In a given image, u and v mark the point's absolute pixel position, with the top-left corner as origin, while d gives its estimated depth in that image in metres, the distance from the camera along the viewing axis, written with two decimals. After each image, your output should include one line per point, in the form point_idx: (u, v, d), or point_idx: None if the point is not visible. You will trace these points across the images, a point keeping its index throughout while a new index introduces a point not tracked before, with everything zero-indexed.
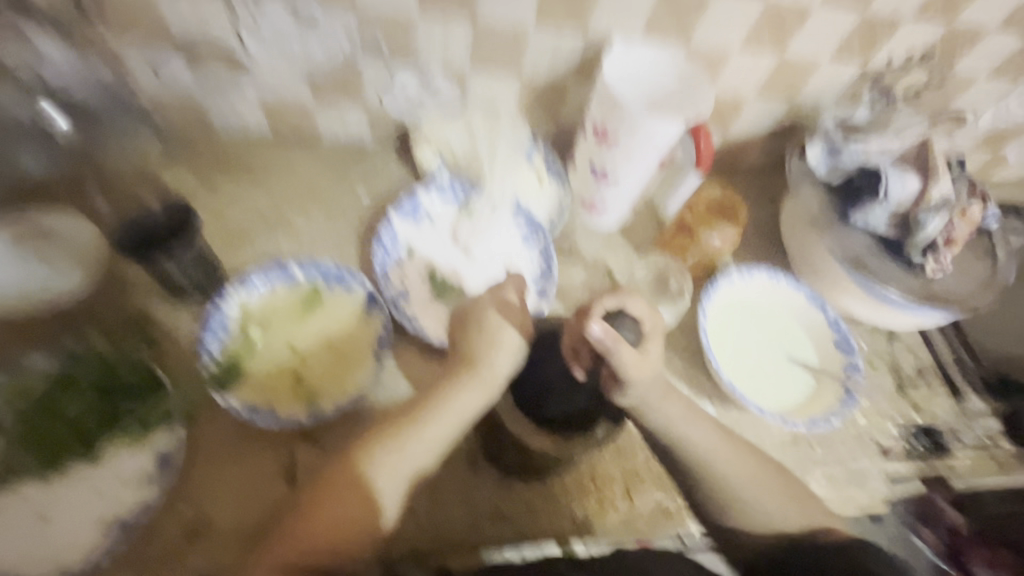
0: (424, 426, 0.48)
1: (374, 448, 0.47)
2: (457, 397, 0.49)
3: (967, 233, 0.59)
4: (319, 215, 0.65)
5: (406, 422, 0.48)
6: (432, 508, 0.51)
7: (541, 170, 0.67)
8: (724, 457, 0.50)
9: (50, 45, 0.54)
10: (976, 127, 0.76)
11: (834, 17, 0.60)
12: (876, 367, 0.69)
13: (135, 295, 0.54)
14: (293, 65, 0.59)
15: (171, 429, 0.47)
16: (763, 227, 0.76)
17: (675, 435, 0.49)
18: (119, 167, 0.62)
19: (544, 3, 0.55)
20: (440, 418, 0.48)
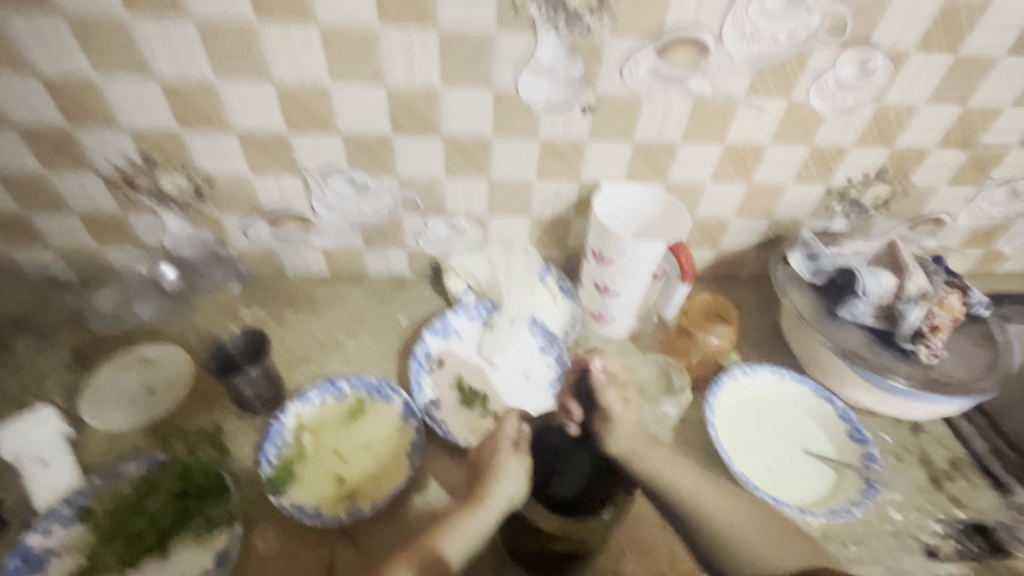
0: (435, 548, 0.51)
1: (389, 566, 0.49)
2: (473, 522, 0.52)
3: (951, 320, 0.64)
4: (365, 337, 0.76)
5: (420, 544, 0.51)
6: None
7: (555, 290, 0.78)
8: (709, 496, 0.54)
9: (172, 221, 0.72)
10: (957, 226, 0.83)
11: (787, 151, 0.72)
12: (905, 459, 0.68)
13: (214, 411, 0.65)
14: (348, 221, 0.74)
15: (231, 529, 0.54)
16: (766, 327, 0.82)
17: (641, 467, 0.55)
18: (210, 309, 0.77)
19: (542, 162, 0.70)
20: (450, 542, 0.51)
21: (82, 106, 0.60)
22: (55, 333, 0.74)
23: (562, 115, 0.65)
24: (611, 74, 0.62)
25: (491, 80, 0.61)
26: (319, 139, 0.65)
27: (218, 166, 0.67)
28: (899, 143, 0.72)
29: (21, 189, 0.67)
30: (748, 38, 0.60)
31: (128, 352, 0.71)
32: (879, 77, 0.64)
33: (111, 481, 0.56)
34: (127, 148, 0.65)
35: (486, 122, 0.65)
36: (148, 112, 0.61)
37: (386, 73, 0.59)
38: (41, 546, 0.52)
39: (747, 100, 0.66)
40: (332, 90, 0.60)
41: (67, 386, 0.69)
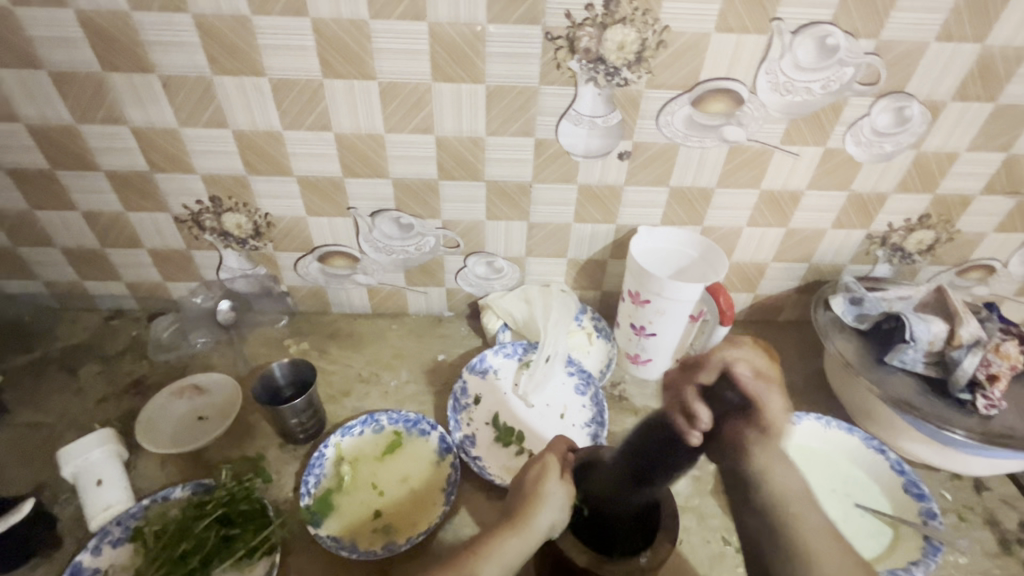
0: (470, 571, 0.46)
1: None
2: (501, 546, 0.48)
3: (1010, 369, 0.61)
4: (403, 372, 0.78)
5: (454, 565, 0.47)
6: None
7: (590, 330, 0.79)
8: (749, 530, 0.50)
9: (231, 257, 0.78)
10: (1010, 273, 0.80)
11: (825, 196, 0.72)
12: (968, 519, 0.64)
13: (259, 441, 0.68)
14: (392, 259, 0.78)
15: (270, 557, 0.56)
16: (808, 374, 0.80)
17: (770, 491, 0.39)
18: (259, 343, 0.82)
19: (579, 206, 0.72)
20: (484, 566, 0.47)
21: (164, 152, 0.67)
22: (118, 361, 0.78)
23: (600, 161, 0.68)
24: (647, 122, 0.65)
25: (532, 129, 0.65)
26: (371, 183, 0.70)
27: (277, 207, 0.72)
28: (941, 189, 0.71)
29: (103, 226, 0.74)
30: (781, 89, 0.62)
31: (182, 380, 0.74)
32: (916, 124, 0.65)
33: (158, 504, 0.59)
34: (198, 190, 0.71)
35: (527, 167, 0.68)
36: (221, 158, 0.67)
37: (436, 122, 0.64)
38: (90, 566, 0.55)
39: (782, 146, 0.67)
40: (386, 138, 0.65)
41: (125, 410, 0.72)
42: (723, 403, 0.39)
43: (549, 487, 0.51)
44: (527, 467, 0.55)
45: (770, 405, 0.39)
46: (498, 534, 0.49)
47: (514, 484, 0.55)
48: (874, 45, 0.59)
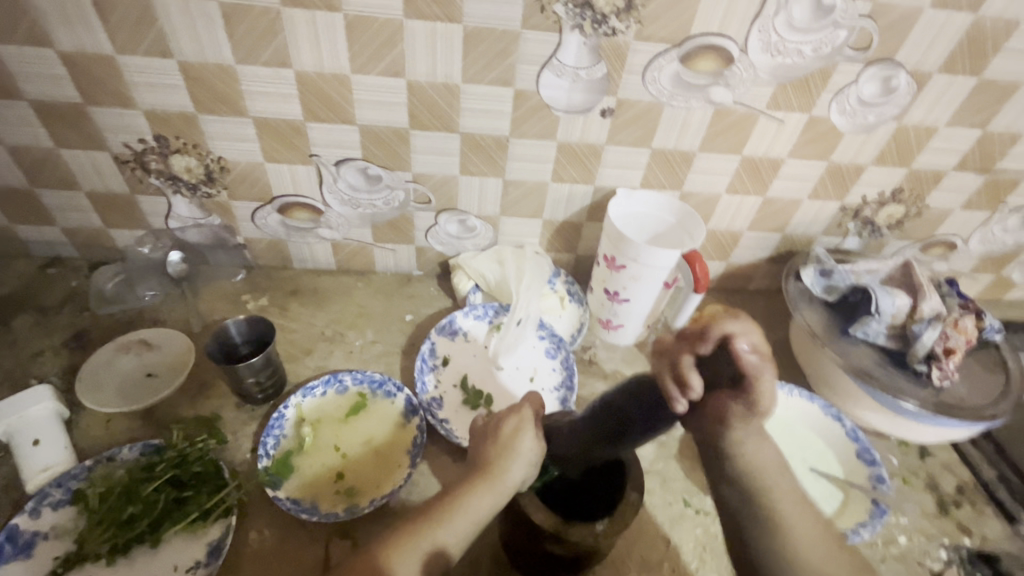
0: (440, 527, 0.47)
1: (391, 550, 0.46)
2: (471, 499, 0.49)
3: (965, 342, 0.63)
4: (369, 332, 0.75)
5: (425, 521, 0.48)
6: None
7: (563, 294, 0.77)
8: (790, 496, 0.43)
9: (181, 204, 0.72)
10: (968, 250, 0.82)
11: (805, 166, 0.71)
12: (910, 482, 0.67)
13: (215, 399, 0.65)
14: (359, 214, 0.74)
15: (226, 519, 0.54)
16: (773, 343, 0.81)
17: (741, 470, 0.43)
18: (215, 297, 0.77)
19: (557, 164, 0.69)
20: (455, 521, 0.48)
21: (99, 84, 0.60)
22: (56, 314, 0.73)
23: (581, 117, 0.65)
24: (633, 78, 0.61)
25: (511, 78, 0.61)
26: (335, 129, 0.64)
27: (232, 151, 0.66)
28: (916, 164, 0.71)
29: (31, 164, 0.66)
30: (772, 49, 0.60)
31: (128, 335, 0.70)
32: (901, 96, 0.64)
33: (103, 466, 0.56)
34: (141, 129, 0.64)
35: (505, 120, 0.64)
36: (166, 93, 0.61)
37: (407, 66, 0.59)
38: (29, 529, 0.52)
39: (767, 111, 0.65)
40: (351, 79, 0.60)
41: (65, 367, 0.68)
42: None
43: (522, 443, 0.50)
44: (503, 417, 0.54)
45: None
46: (468, 486, 0.49)
47: (481, 434, 0.54)
48: (869, 8, 0.57)
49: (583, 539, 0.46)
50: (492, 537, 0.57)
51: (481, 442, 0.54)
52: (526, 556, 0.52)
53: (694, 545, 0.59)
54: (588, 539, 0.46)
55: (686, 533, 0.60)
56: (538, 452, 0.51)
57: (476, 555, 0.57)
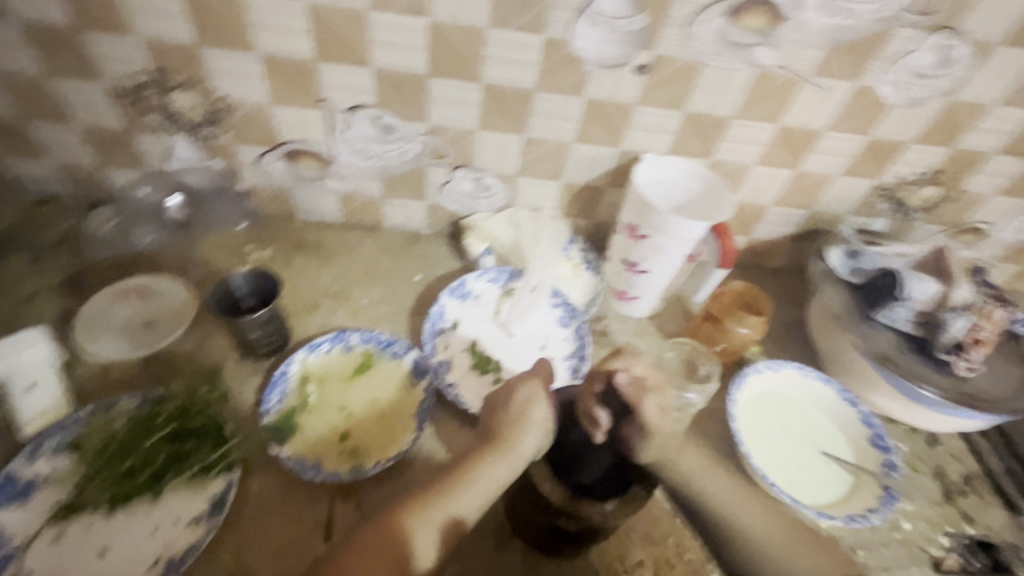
0: (454, 497, 0.46)
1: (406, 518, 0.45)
2: (484, 467, 0.48)
3: (994, 334, 0.61)
4: (376, 291, 0.73)
5: (439, 491, 0.47)
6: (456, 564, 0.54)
7: (577, 261, 0.75)
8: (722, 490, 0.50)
9: (181, 145, 0.67)
10: (999, 239, 0.79)
11: (843, 140, 0.67)
12: (918, 469, 0.67)
13: (216, 352, 0.63)
14: (369, 165, 0.70)
15: (227, 475, 0.53)
16: (789, 323, 0.79)
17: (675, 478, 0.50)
18: (216, 246, 0.74)
19: (583, 124, 0.65)
20: (468, 492, 0.47)
21: (94, 7, 0.55)
22: (50, 254, 0.70)
23: (613, 74, 0.60)
24: (674, 32, 0.57)
25: (542, 25, 0.56)
26: (348, 72, 0.60)
27: (237, 89, 0.62)
28: (960, 144, 0.67)
29: (21, 93, 0.62)
30: (827, 8, 0.55)
31: (125, 281, 0.67)
32: (957, 68, 0.60)
33: (102, 414, 0.54)
34: (138, 60, 0.59)
35: (531, 72, 0.60)
36: (166, 21, 0.56)
37: (430, 4, 0.54)
38: (26, 475, 0.50)
39: (812, 78, 0.61)
40: (368, 17, 0.55)
41: (60, 310, 0.65)
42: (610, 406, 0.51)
43: (533, 415, 0.49)
44: (513, 387, 0.53)
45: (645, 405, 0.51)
46: (480, 454, 0.49)
47: (493, 402, 0.53)
48: None
49: (590, 516, 0.44)
50: (497, 505, 0.57)
51: (493, 410, 0.53)
52: (531, 526, 0.51)
53: None
54: (595, 518, 0.44)
55: None
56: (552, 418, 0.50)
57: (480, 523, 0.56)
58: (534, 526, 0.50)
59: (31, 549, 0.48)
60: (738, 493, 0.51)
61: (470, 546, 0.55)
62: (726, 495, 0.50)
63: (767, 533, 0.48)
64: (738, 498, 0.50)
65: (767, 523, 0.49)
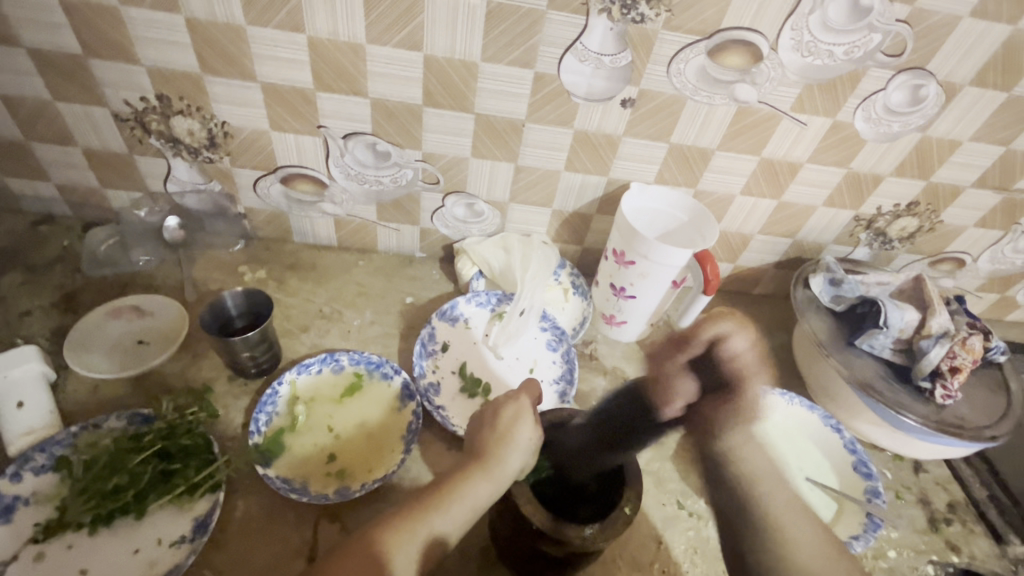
0: (439, 513, 0.47)
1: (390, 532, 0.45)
2: (469, 486, 0.48)
3: (972, 362, 0.62)
4: (367, 312, 0.74)
5: (422, 508, 0.47)
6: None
7: (568, 286, 0.77)
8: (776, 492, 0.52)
9: (181, 168, 0.69)
10: (977, 269, 0.81)
11: (823, 172, 0.70)
12: (902, 496, 0.67)
13: (207, 371, 0.64)
14: (364, 190, 0.71)
15: (213, 494, 0.53)
16: (775, 348, 0.81)
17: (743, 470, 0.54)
18: (211, 266, 0.75)
19: (572, 153, 0.67)
20: (453, 509, 0.47)
21: (102, 36, 0.57)
22: (46, 272, 0.71)
23: (600, 106, 0.63)
24: (658, 69, 0.59)
25: (532, 60, 0.58)
26: (346, 101, 0.62)
27: (238, 116, 0.64)
28: (935, 178, 0.70)
29: (27, 116, 0.64)
30: (803, 49, 0.58)
31: (120, 300, 0.68)
32: (929, 106, 0.62)
33: (90, 432, 0.55)
34: (143, 86, 0.61)
35: (522, 103, 0.62)
36: (171, 50, 0.58)
37: (426, 39, 0.57)
38: (10, 493, 0.50)
39: (791, 113, 0.63)
40: (366, 50, 0.57)
41: (53, 327, 0.66)
42: (691, 383, 0.57)
43: (519, 432, 0.50)
44: (501, 404, 0.53)
45: (683, 384, 0.57)
46: (464, 473, 0.49)
47: (479, 421, 0.53)
48: (906, 13, 0.55)
49: (570, 538, 0.44)
50: (482, 528, 0.57)
51: (479, 430, 0.53)
52: (515, 550, 0.51)
53: (685, 547, 0.59)
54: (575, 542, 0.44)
55: (678, 535, 0.59)
56: (536, 436, 0.50)
57: (465, 546, 0.56)
58: (521, 552, 0.50)
59: (9, 569, 0.47)
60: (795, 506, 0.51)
61: (454, 570, 0.54)
62: (781, 502, 0.51)
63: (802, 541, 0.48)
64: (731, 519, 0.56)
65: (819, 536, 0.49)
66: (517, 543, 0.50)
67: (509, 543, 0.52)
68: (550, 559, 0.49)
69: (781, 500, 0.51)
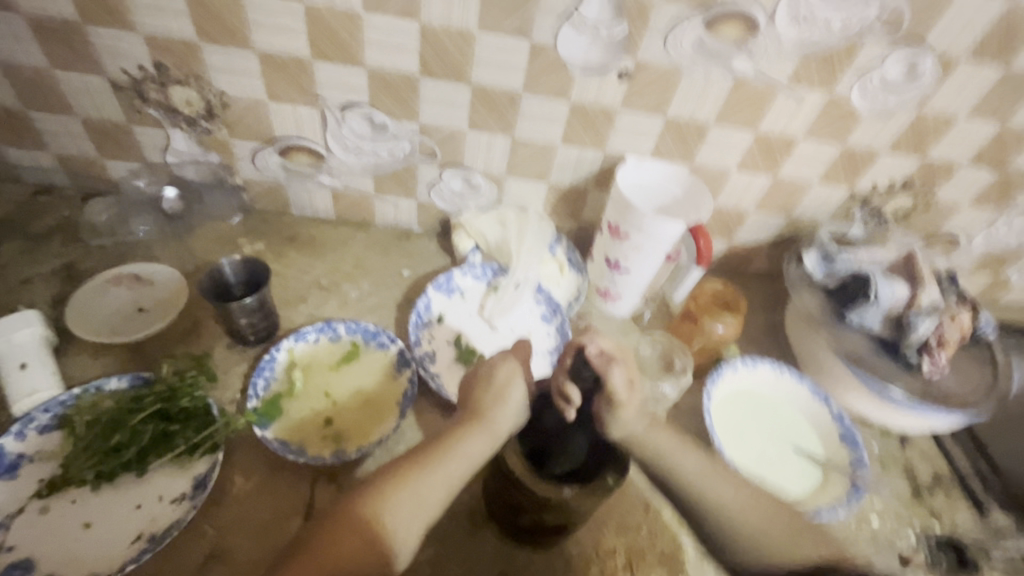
0: (439, 467, 0.48)
1: (390, 491, 0.46)
2: (467, 441, 0.50)
3: (960, 336, 0.64)
4: (364, 284, 0.75)
5: (422, 463, 0.49)
6: (438, 551, 0.55)
7: (563, 261, 0.76)
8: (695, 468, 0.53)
9: (179, 138, 0.70)
10: (972, 249, 0.81)
11: (819, 148, 0.70)
12: (886, 468, 0.68)
13: (207, 339, 0.65)
14: (361, 162, 0.72)
15: (212, 455, 0.54)
16: (767, 324, 0.82)
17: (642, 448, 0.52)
18: (209, 237, 0.76)
19: (569, 126, 0.67)
20: (453, 463, 0.49)
21: (99, 2, 0.57)
22: (46, 240, 0.72)
23: (597, 79, 0.63)
24: (654, 40, 0.59)
25: (529, 30, 0.58)
26: (343, 71, 0.62)
27: (234, 86, 0.64)
28: (930, 155, 0.70)
29: (25, 83, 0.64)
30: (800, 21, 0.58)
31: (120, 268, 0.68)
32: (925, 81, 0.62)
33: (91, 394, 0.56)
34: (140, 54, 0.61)
35: (518, 75, 0.62)
36: (167, 17, 0.58)
37: (421, 8, 0.57)
38: (14, 450, 0.52)
39: (788, 87, 0.63)
40: (363, 19, 0.57)
41: (54, 294, 0.67)
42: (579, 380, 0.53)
43: (511, 391, 0.52)
44: (495, 364, 0.55)
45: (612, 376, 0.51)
46: (462, 430, 0.51)
47: (473, 381, 0.55)
48: None
49: (548, 495, 0.45)
50: (474, 492, 0.58)
51: (472, 390, 0.54)
52: (506, 515, 0.53)
53: (672, 512, 0.60)
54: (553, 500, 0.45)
55: (667, 500, 0.61)
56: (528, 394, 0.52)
57: (457, 509, 0.57)
58: (512, 516, 0.52)
59: (16, 524, 0.49)
60: (716, 474, 0.53)
61: (445, 531, 0.56)
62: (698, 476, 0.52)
63: (747, 513, 0.52)
64: (714, 481, 0.53)
65: (740, 498, 0.52)
66: (506, 507, 0.52)
67: (500, 508, 0.54)
68: (540, 525, 0.51)
69: (721, 481, 0.53)
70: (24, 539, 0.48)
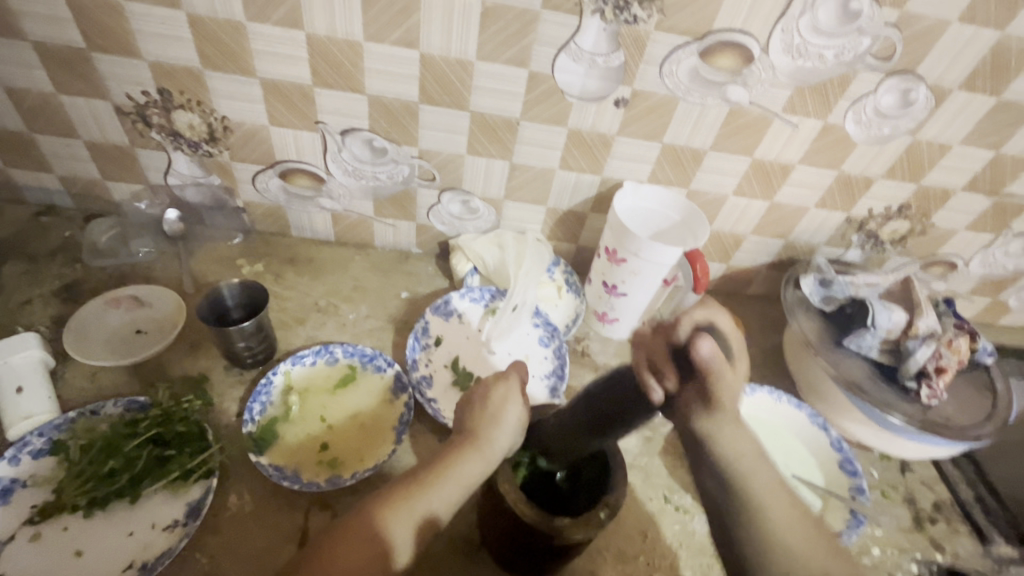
0: (435, 489, 0.48)
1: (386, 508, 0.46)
2: (463, 463, 0.49)
3: (957, 362, 0.63)
4: (363, 306, 0.75)
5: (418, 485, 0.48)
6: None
7: (560, 283, 0.78)
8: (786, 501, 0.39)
9: (180, 161, 0.70)
10: (969, 273, 0.82)
11: (815, 173, 0.70)
12: (887, 495, 0.68)
13: (203, 362, 0.65)
14: (361, 185, 0.72)
15: (206, 480, 0.54)
16: (765, 348, 0.81)
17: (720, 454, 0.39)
18: (209, 258, 0.76)
19: (566, 151, 0.68)
20: (449, 487, 0.48)
21: (105, 32, 0.58)
22: (48, 261, 0.72)
23: (594, 106, 0.63)
24: (649, 69, 0.60)
25: (526, 59, 0.59)
26: (344, 97, 0.63)
27: (236, 111, 0.65)
28: (925, 181, 0.71)
29: (30, 107, 0.65)
30: (794, 51, 0.59)
31: (118, 290, 0.69)
32: (918, 110, 0.63)
33: (86, 418, 0.56)
34: (145, 80, 0.62)
35: (517, 102, 0.63)
36: (173, 45, 0.59)
37: (421, 37, 0.58)
38: (7, 476, 0.51)
39: (783, 114, 0.64)
40: (364, 47, 0.58)
41: (54, 316, 0.67)
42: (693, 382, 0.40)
43: (507, 413, 0.51)
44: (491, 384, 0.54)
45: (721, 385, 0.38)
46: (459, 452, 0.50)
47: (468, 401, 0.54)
48: (896, 17, 0.56)
49: (536, 524, 0.46)
50: (470, 519, 0.58)
51: (467, 410, 0.53)
52: (501, 544, 0.53)
53: (670, 541, 0.60)
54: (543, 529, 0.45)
55: (665, 528, 0.60)
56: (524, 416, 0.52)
57: (451, 537, 0.57)
58: (507, 546, 0.52)
59: (7, 550, 0.48)
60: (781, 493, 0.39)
61: (440, 559, 0.55)
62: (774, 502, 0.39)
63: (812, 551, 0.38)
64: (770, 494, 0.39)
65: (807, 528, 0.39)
66: (497, 526, 0.52)
67: (494, 536, 0.53)
68: (534, 555, 0.51)
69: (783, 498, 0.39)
70: (14, 567, 0.48)
